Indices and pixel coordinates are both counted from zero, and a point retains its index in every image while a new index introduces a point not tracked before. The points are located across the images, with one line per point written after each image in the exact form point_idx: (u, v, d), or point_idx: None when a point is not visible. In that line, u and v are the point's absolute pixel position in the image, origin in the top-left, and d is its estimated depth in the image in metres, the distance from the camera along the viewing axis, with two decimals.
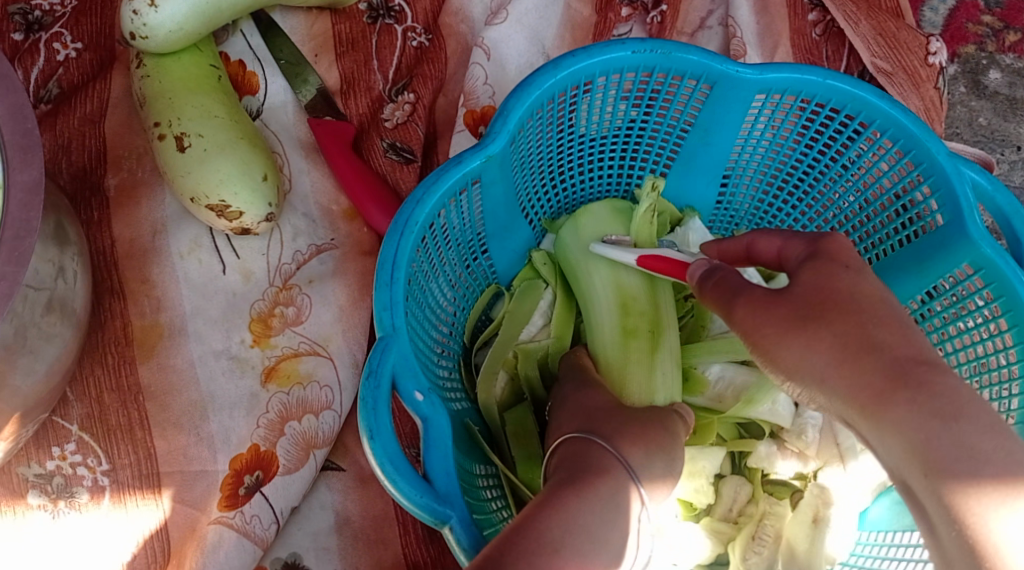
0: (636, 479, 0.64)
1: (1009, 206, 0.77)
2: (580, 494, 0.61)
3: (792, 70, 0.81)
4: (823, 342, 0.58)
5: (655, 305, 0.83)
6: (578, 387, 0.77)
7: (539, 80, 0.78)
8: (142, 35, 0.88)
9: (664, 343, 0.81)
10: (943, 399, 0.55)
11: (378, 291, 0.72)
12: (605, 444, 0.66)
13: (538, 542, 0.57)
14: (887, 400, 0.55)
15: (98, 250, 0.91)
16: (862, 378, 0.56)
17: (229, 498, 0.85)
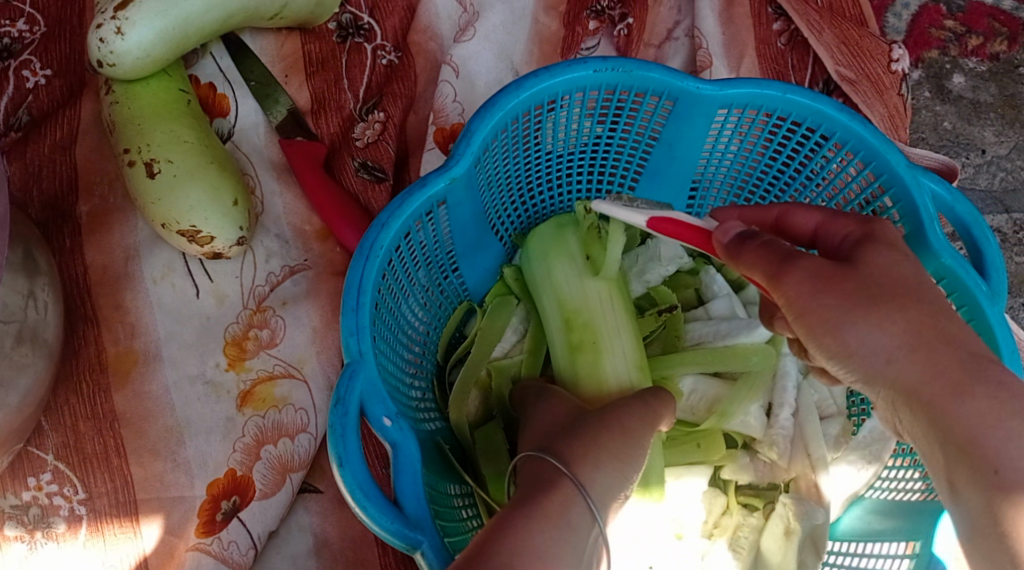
0: (586, 498, 0.64)
1: (969, 216, 0.78)
2: (526, 518, 0.61)
3: (753, 85, 0.82)
4: (896, 324, 0.61)
5: (599, 312, 0.83)
6: (539, 401, 0.78)
7: (502, 100, 0.78)
8: (109, 62, 0.88)
9: (610, 347, 0.82)
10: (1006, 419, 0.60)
11: (344, 317, 0.72)
12: (555, 462, 0.66)
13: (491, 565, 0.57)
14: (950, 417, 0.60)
15: (71, 277, 0.91)
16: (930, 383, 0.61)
17: (207, 524, 0.85)
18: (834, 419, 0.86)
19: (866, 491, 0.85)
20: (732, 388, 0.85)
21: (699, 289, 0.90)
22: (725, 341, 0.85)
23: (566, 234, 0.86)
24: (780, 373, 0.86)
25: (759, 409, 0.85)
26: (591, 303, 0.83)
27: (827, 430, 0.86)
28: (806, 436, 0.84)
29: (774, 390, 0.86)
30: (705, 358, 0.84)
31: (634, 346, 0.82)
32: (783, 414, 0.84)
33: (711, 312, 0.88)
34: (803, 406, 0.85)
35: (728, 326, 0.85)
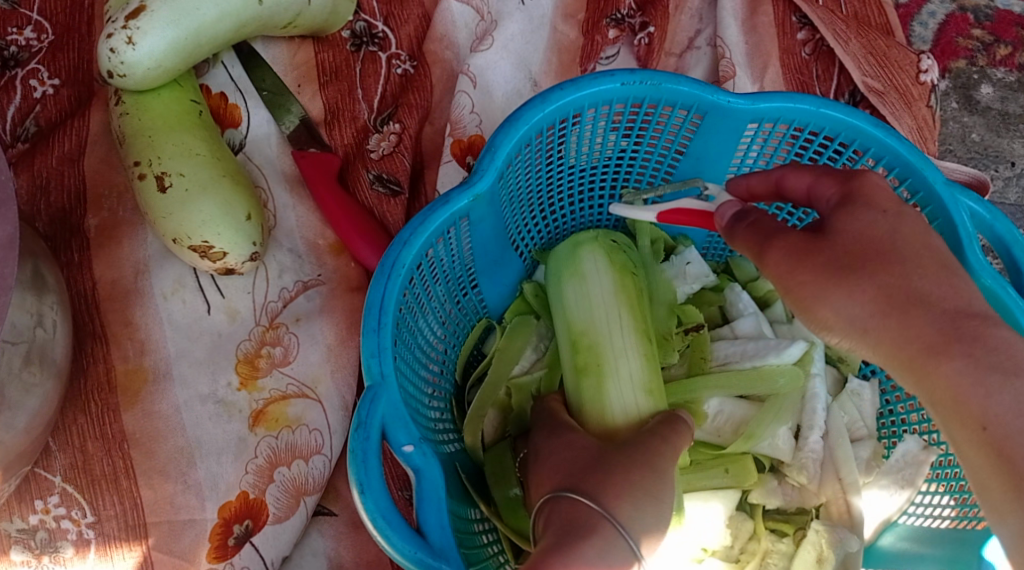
0: (625, 537, 0.62)
1: (1009, 234, 0.76)
2: (567, 568, 0.59)
3: (784, 99, 0.79)
4: (866, 293, 0.62)
5: (605, 333, 0.80)
6: (550, 435, 0.73)
7: (527, 114, 0.76)
8: (119, 73, 0.86)
9: (614, 370, 0.78)
10: (1001, 351, 0.59)
11: (364, 337, 0.70)
12: (591, 503, 0.63)
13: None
14: (943, 350, 0.60)
15: (79, 293, 0.88)
16: (907, 331, 0.61)
17: (218, 548, 0.83)
18: (865, 443, 0.83)
19: (898, 517, 0.82)
20: (759, 408, 0.82)
21: (724, 308, 0.88)
22: (752, 362, 0.83)
23: (581, 252, 0.83)
24: (809, 395, 0.83)
25: (787, 431, 0.82)
26: (599, 324, 0.80)
27: (858, 453, 0.83)
28: (837, 459, 0.81)
29: (803, 411, 0.83)
30: (733, 381, 0.82)
31: (642, 369, 0.78)
32: (812, 437, 0.82)
33: (738, 331, 0.86)
34: (833, 429, 0.82)
35: (755, 346, 0.83)
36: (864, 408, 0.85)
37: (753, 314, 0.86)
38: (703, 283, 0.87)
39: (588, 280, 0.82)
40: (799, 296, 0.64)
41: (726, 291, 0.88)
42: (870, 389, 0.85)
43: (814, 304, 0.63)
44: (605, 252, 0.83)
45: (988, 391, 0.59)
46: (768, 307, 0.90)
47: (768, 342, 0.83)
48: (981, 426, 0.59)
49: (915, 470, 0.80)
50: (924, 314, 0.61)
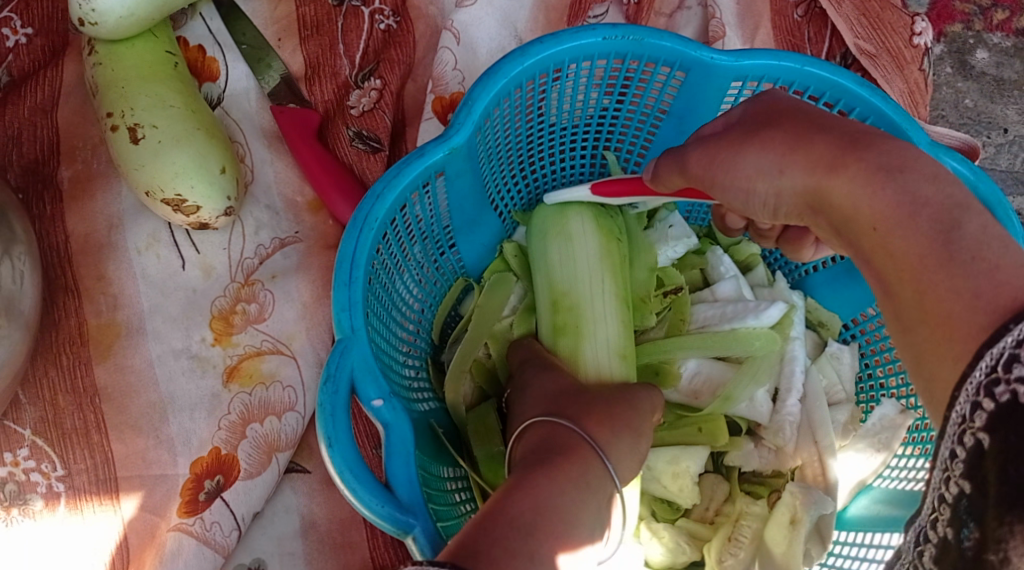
0: (605, 460, 0.61)
1: (992, 196, 0.74)
2: (552, 476, 0.58)
3: (768, 56, 0.77)
4: (775, 141, 0.64)
5: (587, 296, 0.78)
6: (539, 372, 0.73)
7: (505, 67, 0.74)
8: (91, 21, 0.84)
9: (592, 334, 0.77)
10: (892, 155, 0.59)
11: (335, 292, 0.68)
12: (574, 427, 0.63)
13: (511, 526, 0.53)
14: (839, 163, 0.60)
15: (50, 245, 0.87)
16: (812, 154, 0.62)
17: (189, 504, 0.82)
18: (843, 407, 0.82)
19: (873, 480, 0.80)
20: (737, 370, 0.81)
21: (704, 269, 0.87)
22: (731, 324, 0.82)
23: (569, 212, 0.80)
24: (787, 357, 0.82)
25: (765, 393, 0.81)
26: (581, 286, 0.79)
27: (835, 416, 0.82)
28: (814, 422, 0.80)
29: (782, 374, 0.83)
30: (709, 342, 0.81)
31: (619, 335, 0.77)
32: (790, 400, 0.81)
33: (718, 295, 0.84)
34: (812, 391, 0.82)
35: (735, 308, 0.82)
36: (843, 371, 0.84)
37: (733, 277, 0.85)
38: (687, 246, 0.84)
39: (575, 241, 0.79)
40: (717, 165, 0.67)
41: (708, 254, 0.87)
42: (850, 353, 0.84)
43: (733, 159, 0.66)
44: (593, 214, 0.80)
45: (872, 191, 0.58)
46: (750, 271, 0.88)
47: (748, 304, 0.81)
48: (874, 229, 0.58)
49: (892, 432, 0.79)
50: (824, 135, 0.62)
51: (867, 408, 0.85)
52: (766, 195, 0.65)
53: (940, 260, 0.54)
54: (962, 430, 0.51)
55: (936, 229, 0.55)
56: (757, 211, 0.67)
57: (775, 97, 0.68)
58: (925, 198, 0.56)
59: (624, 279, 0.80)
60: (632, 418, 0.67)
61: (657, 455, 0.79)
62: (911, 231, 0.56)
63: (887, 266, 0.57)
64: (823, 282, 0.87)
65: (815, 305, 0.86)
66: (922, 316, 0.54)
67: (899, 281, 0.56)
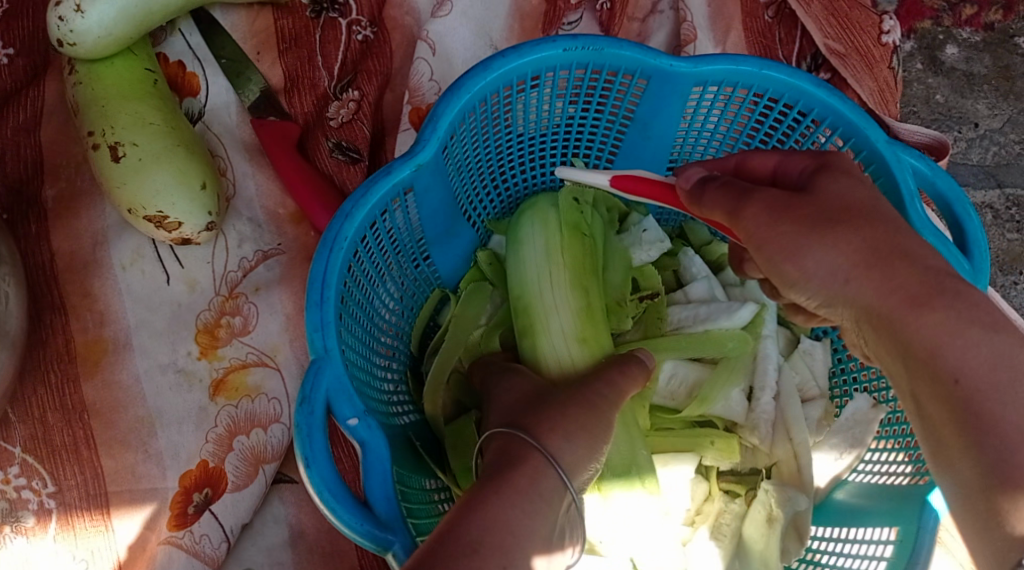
0: (557, 469, 0.62)
1: (951, 192, 0.75)
2: (493, 493, 0.59)
3: (727, 62, 0.78)
4: (853, 252, 0.62)
5: (537, 293, 0.80)
6: (499, 377, 0.75)
7: (469, 83, 0.75)
8: (70, 42, 0.85)
9: (546, 328, 0.79)
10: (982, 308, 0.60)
11: (307, 313, 0.69)
12: (525, 436, 0.63)
13: (458, 546, 0.56)
14: (925, 302, 0.61)
15: (36, 264, 0.88)
16: (891, 280, 0.61)
17: (178, 517, 0.84)
18: (817, 403, 0.84)
19: (848, 475, 0.82)
20: (712, 371, 0.83)
21: (677, 271, 0.88)
22: (705, 326, 0.83)
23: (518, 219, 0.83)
24: (760, 356, 0.84)
25: (741, 393, 0.82)
26: (531, 286, 0.81)
27: (809, 413, 0.83)
28: (789, 419, 0.81)
29: (756, 373, 0.84)
30: (683, 344, 0.82)
31: (574, 322, 0.79)
32: (764, 398, 0.82)
33: (691, 296, 0.86)
34: (785, 389, 0.83)
35: (707, 310, 0.83)
36: (816, 367, 0.85)
37: (705, 278, 0.86)
38: (661, 250, 0.85)
39: (524, 246, 0.82)
40: (783, 243, 0.63)
41: (680, 255, 0.88)
42: (822, 349, 0.85)
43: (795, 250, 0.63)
44: (541, 217, 0.83)
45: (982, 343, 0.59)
46: (722, 271, 0.89)
47: (720, 305, 0.83)
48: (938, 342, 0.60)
49: (864, 427, 0.81)
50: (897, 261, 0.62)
51: (839, 403, 0.86)
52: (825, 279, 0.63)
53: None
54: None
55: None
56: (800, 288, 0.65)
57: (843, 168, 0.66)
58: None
59: (581, 272, 0.81)
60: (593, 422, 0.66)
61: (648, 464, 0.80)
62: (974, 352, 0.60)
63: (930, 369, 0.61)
64: None
65: None
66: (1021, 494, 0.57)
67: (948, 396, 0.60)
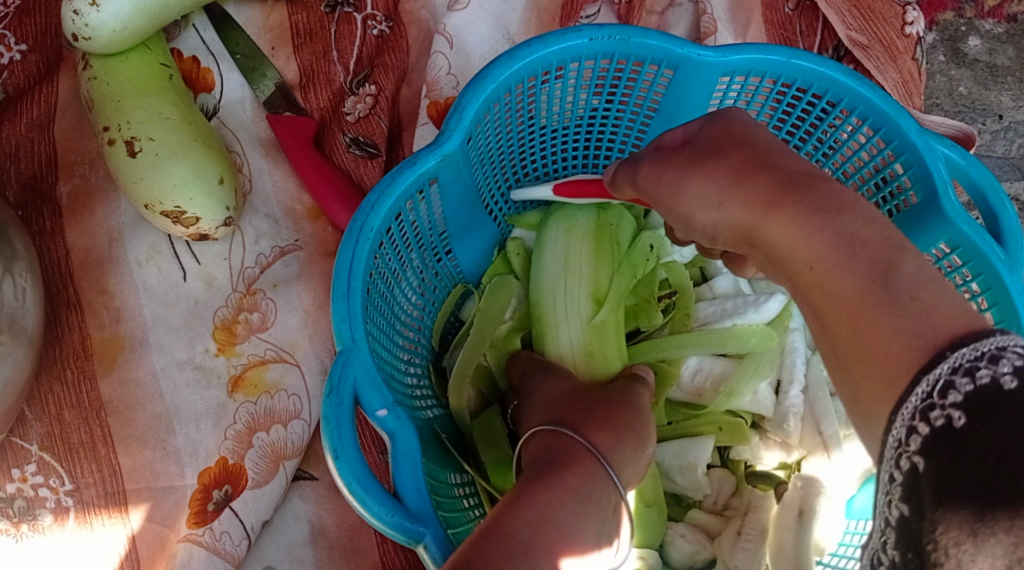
0: (609, 470, 0.61)
1: (984, 181, 0.74)
2: (552, 489, 0.58)
3: (755, 51, 0.78)
4: (719, 172, 0.62)
5: (550, 300, 0.80)
6: (544, 376, 0.74)
7: (494, 72, 0.74)
8: (84, 36, 0.84)
9: (555, 337, 0.79)
10: (829, 197, 0.57)
11: (334, 303, 0.68)
12: (575, 436, 0.63)
13: (509, 544, 0.53)
14: (777, 202, 0.58)
15: (51, 261, 0.87)
16: (753, 190, 0.60)
17: (198, 514, 0.83)
18: (846, 396, 0.82)
19: None
20: (738, 365, 0.82)
21: (702, 266, 0.87)
22: (732, 320, 0.81)
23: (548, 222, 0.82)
24: (788, 349, 0.83)
25: (768, 386, 0.82)
26: (546, 293, 0.80)
27: (839, 406, 0.82)
28: (817, 413, 0.80)
29: (783, 366, 0.82)
30: (706, 339, 0.81)
31: (583, 335, 0.78)
32: (792, 391, 0.81)
33: (717, 290, 0.84)
34: (813, 382, 0.82)
35: (734, 303, 0.82)
36: None
37: (730, 272, 0.85)
38: (696, 250, 0.85)
39: (545, 252, 0.81)
40: (664, 184, 0.65)
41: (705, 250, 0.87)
42: None
43: (678, 185, 0.64)
44: (566, 226, 0.81)
45: (811, 230, 0.56)
46: None
47: (746, 298, 0.81)
48: (811, 268, 0.56)
49: None
50: (772, 175, 0.60)
51: None
52: (705, 227, 0.63)
53: (880, 301, 0.52)
54: (900, 453, 0.50)
55: (874, 270, 0.53)
56: (698, 237, 0.65)
57: (729, 118, 0.66)
58: (862, 240, 0.54)
59: (597, 280, 0.80)
60: (636, 421, 0.67)
61: (665, 451, 0.81)
62: (849, 272, 0.54)
63: (824, 305, 0.55)
64: None
65: None
66: (852, 348, 0.53)
67: (836, 319, 0.54)
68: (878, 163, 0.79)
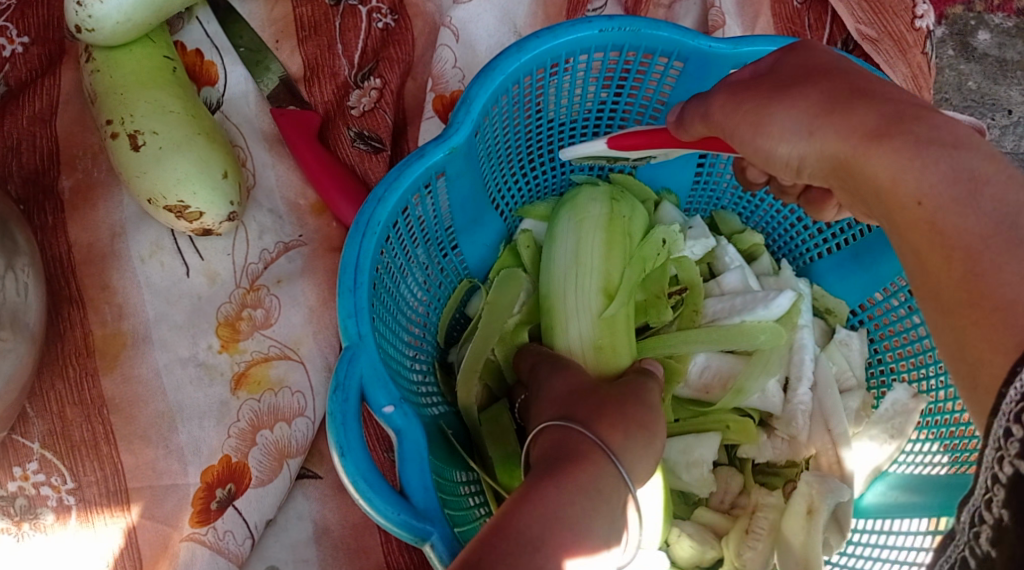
0: (619, 466, 0.60)
1: None
2: (561, 485, 0.57)
3: (767, 43, 0.77)
4: (804, 101, 0.62)
5: (560, 291, 0.79)
6: (551, 372, 0.73)
7: (502, 64, 0.73)
8: (87, 28, 0.83)
9: (564, 329, 0.78)
10: (942, 130, 0.55)
11: (340, 298, 0.67)
12: (585, 432, 0.62)
13: (519, 540, 0.52)
14: (884, 132, 0.57)
15: (53, 256, 0.86)
16: (851, 119, 0.59)
17: (201, 513, 0.82)
18: (854, 393, 0.82)
19: (890, 466, 0.79)
20: (747, 363, 0.81)
21: (709, 262, 0.86)
22: (741, 316, 0.80)
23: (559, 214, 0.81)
24: (796, 346, 0.82)
25: (777, 384, 0.81)
26: (556, 283, 0.79)
27: (848, 404, 0.81)
28: (827, 411, 0.79)
29: (792, 363, 0.82)
30: (716, 336, 0.80)
31: (593, 328, 0.77)
32: (801, 389, 0.80)
33: (726, 287, 0.84)
34: (822, 379, 0.81)
35: (744, 299, 0.81)
36: (853, 357, 0.83)
37: (738, 268, 0.84)
38: (705, 247, 0.84)
39: (556, 243, 0.80)
40: (744, 115, 0.64)
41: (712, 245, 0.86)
42: (858, 339, 0.84)
43: (761, 115, 0.63)
44: (578, 218, 0.81)
45: (922, 163, 0.54)
46: (755, 260, 0.88)
47: (755, 294, 0.80)
48: (918, 204, 0.55)
49: (905, 418, 0.78)
50: (865, 106, 0.59)
51: (877, 395, 0.84)
52: (788, 158, 0.63)
53: (1006, 244, 0.51)
54: (1001, 455, 0.47)
55: (998, 214, 0.52)
56: (779, 170, 0.65)
57: (811, 51, 0.66)
58: (983, 178, 0.53)
59: (608, 273, 0.79)
60: (643, 416, 0.66)
61: (671, 447, 0.79)
62: (971, 211, 0.52)
63: (930, 242, 0.53)
64: (828, 268, 0.87)
65: (822, 293, 0.86)
66: (963, 291, 0.51)
67: (946, 258, 0.53)
68: None
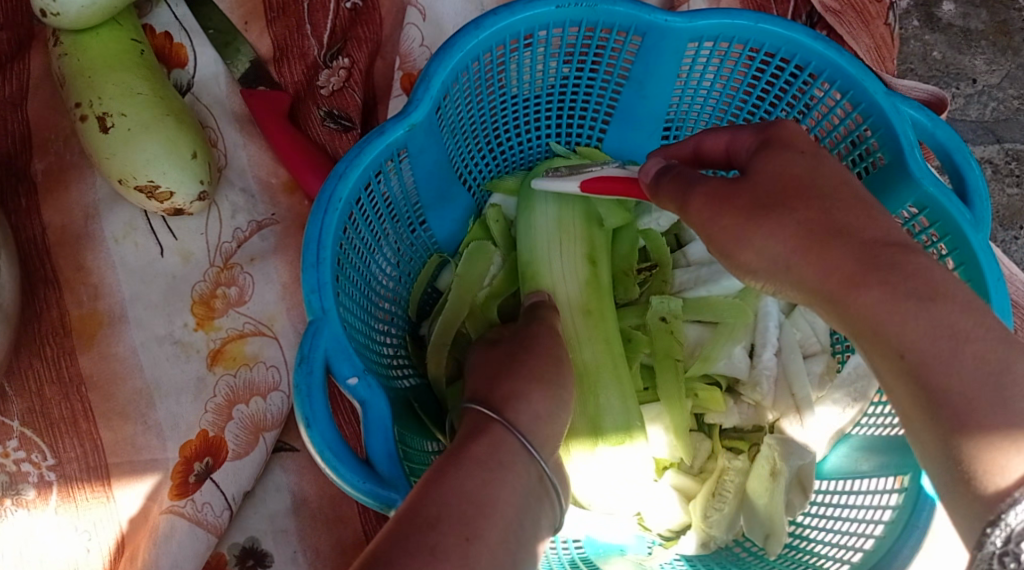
0: (518, 436, 0.63)
1: (950, 142, 0.75)
2: (460, 463, 0.59)
3: (722, 16, 0.78)
4: (785, 229, 0.60)
5: (544, 259, 0.81)
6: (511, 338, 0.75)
7: (461, 41, 0.74)
8: (53, 12, 0.84)
9: (552, 295, 0.80)
10: (919, 277, 0.56)
11: (304, 274, 0.68)
12: (484, 409, 0.65)
13: (417, 520, 0.55)
14: (860, 280, 0.57)
15: (28, 238, 0.88)
16: (828, 256, 0.58)
17: (180, 486, 0.83)
18: (818, 357, 0.83)
19: (851, 428, 0.81)
20: (714, 332, 0.83)
21: (677, 233, 0.88)
22: (706, 287, 0.83)
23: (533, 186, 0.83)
24: (760, 314, 0.83)
25: (743, 350, 0.82)
26: (539, 253, 0.81)
27: (811, 368, 0.83)
28: (790, 375, 0.81)
29: (756, 330, 0.83)
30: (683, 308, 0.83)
31: (580, 292, 0.80)
32: (765, 354, 0.82)
33: (691, 257, 0.86)
34: (786, 344, 0.83)
35: (710, 270, 0.84)
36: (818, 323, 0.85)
37: None
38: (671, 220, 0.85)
39: (535, 213, 0.82)
40: (721, 230, 0.62)
41: None
42: None
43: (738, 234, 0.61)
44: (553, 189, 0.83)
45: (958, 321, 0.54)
46: None
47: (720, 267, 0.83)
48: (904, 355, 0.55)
49: (867, 382, 0.79)
50: (841, 245, 0.58)
51: (842, 358, 0.85)
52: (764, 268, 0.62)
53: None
54: None
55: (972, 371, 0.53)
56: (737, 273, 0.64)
57: (784, 143, 0.63)
58: (964, 332, 0.54)
59: (590, 240, 0.82)
60: None
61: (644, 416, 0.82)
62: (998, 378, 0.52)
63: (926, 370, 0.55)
64: None
65: None
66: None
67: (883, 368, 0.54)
68: (847, 126, 0.80)
